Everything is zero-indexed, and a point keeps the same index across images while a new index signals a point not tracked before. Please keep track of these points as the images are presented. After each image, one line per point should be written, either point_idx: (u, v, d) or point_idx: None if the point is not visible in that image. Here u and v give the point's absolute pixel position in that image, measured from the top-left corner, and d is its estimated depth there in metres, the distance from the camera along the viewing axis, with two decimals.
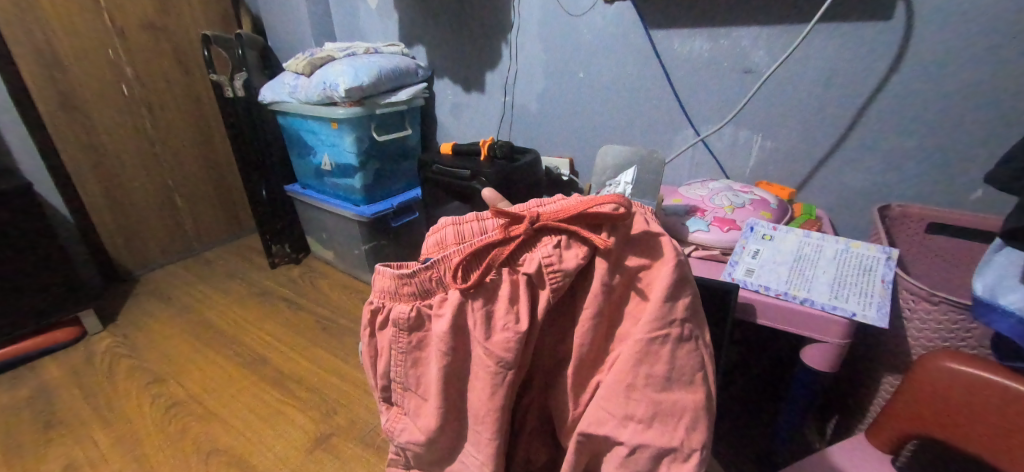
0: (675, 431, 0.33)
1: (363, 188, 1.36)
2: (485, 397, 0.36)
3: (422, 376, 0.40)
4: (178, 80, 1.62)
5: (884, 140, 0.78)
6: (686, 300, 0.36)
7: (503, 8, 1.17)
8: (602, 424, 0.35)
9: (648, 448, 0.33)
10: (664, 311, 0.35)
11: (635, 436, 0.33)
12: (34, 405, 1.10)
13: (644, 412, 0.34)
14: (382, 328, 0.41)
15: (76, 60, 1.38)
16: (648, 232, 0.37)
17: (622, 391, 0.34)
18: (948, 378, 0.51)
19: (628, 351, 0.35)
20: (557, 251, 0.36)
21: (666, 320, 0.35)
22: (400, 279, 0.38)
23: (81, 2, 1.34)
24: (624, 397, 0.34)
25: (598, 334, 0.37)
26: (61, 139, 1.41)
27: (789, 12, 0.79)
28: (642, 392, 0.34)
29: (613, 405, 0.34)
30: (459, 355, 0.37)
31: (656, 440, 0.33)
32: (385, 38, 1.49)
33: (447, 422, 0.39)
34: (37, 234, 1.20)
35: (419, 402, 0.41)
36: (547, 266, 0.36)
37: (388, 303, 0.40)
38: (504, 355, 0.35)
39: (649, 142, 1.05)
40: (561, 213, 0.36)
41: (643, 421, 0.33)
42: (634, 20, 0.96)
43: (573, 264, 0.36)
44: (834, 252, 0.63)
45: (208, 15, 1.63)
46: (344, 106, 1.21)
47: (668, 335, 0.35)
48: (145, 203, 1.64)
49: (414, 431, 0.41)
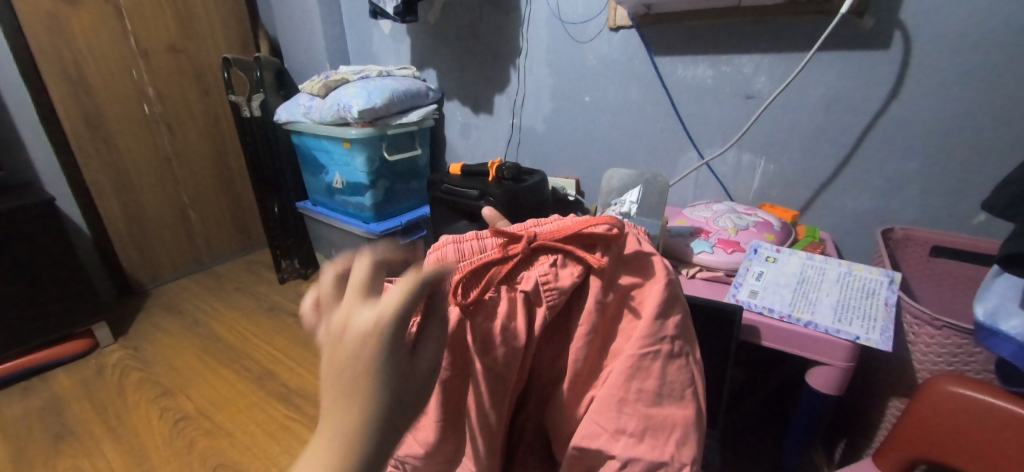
0: (666, 445, 0.34)
1: (373, 206, 1.39)
2: (483, 412, 0.35)
3: (420, 388, 0.37)
4: (198, 100, 1.68)
5: (884, 162, 0.80)
6: (676, 317, 0.39)
7: (512, 34, 1.22)
8: (595, 437, 0.34)
9: (640, 463, 0.33)
10: (655, 328, 0.37)
11: (626, 450, 0.33)
12: (44, 416, 1.11)
13: (635, 425, 0.34)
14: None
15: (101, 81, 1.45)
16: (640, 252, 0.41)
17: (614, 404, 0.35)
18: (949, 404, 0.51)
19: (620, 365, 0.36)
20: (553, 269, 0.37)
21: (658, 336, 0.37)
22: None
23: (110, 26, 1.42)
24: (616, 411, 0.35)
25: (593, 351, 0.37)
26: (82, 155, 1.46)
27: (788, 40, 0.82)
28: (633, 406, 0.35)
29: (605, 419, 0.35)
30: (457, 368, 0.36)
31: (648, 454, 0.33)
32: (398, 61, 1.54)
33: (447, 435, 0.36)
34: (57, 247, 1.24)
35: (416, 413, 0.37)
36: (544, 283, 0.36)
37: None
38: (500, 368, 0.35)
39: (653, 164, 1.07)
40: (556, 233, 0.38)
41: (635, 435, 0.34)
42: (639, 47, 1.00)
43: (569, 283, 0.37)
44: (837, 275, 0.63)
45: (229, 39, 1.70)
46: (358, 126, 1.25)
47: (659, 351, 0.36)
48: (160, 217, 1.68)
49: (412, 444, 0.37)
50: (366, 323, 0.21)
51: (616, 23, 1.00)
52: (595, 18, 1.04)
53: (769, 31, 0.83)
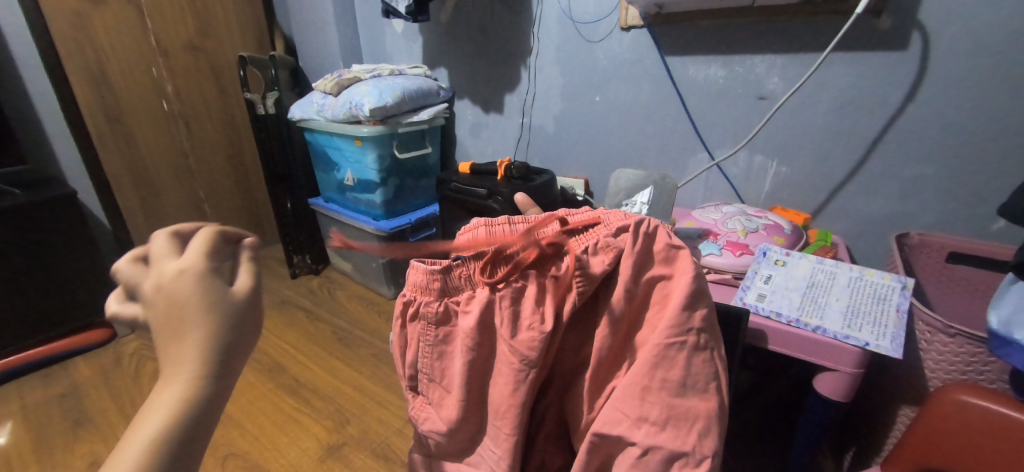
0: (688, 436, 0.34)
1: (383, 203, 1.40)
2: (506, 395, 0.37)
3: (446, 368, 0.41)
4: (215, 97, 1.71)
5: (901, 165, 0.78)
6: (703, 312, 0.37)
7: (522, 33, 1.22)
8: (617, 424, 0.35)
9: (659, 451, 0.34)
10: (682, 319, 0.35)
11: (648, 437, 0.34)
12: (64, 403, 1.15)
13: (658, 414, 0.35)
14: (411, 320, 0.41)
15: (122, 78, 1.49)
16: (671, 245, 0.38)
17: (638, 392, 0.35)
18: (964, 413, 0.50)
19: (645, 354, 0.36)
20: (584, 256, 0.37)
21: (685, 327, 0.36)
22: (431, 274, 0.39)
23: (131, 25, 1.46)
24: (639, 399, 0.35)
25: (619, 340, 0.38)
26: (104, 150, 1.50)
27: (802, 40, 0.81)
28: (657, 395, 0.35)
29: (628, 407, 0.35)
30: (482, 351, 0.39)
31: (669, 442, 0.34)
32: (409, 60, 1.55)
33: (469, 413, 0.40)
34: (78, 239, 1.28)
35: (443, 394, 0.41)
36: (574, 269, 0.37)
37: (418, 297, 0.41)
38: (527, 354, 0.36)
39: (664, 165, 1.06)
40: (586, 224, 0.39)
41: (657, 423, 0.34)
42: (650, 47, 0.99)
43: (599, 269, 0.37)
44: (848, 280, 0.63)
45: (245, 38, 1.74)
46: (369, 124, 1.27)
47: (685, 342, 0.36)
48: (177, 211, 1.72)
49: (437, 419, 0.41)
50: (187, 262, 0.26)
51: (627, 23, 0.99)
52: (605, 18, 1.04)
53: (782, 31, 0.82)
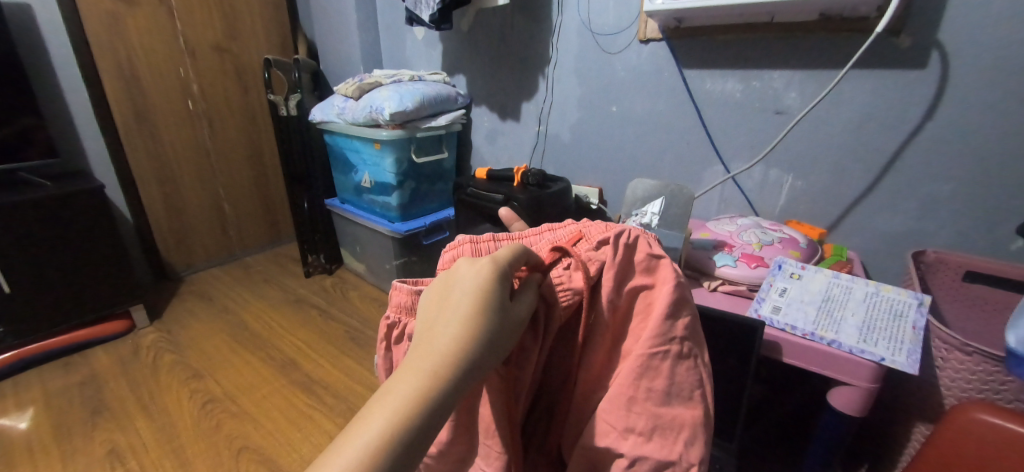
0: (675, 445, 0.33)
1: (398, 206, 1.43)
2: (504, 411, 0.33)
3: None
4: (237, 98, 1.76)
5: (917, 182, 0.79)
6: (686, 320, 0.36)
7: (542, 43, 1.24)
8: (603, 436, 0.33)
9: (647, 462, 0.32)
10: (665, 328, 0.35)
11: (635, 448, 0.32)
12: (84, 391, 1.18)
13: (645, 425, 0.33)
14: (398, 344, 0.35)
15: (151, 77, 1.54)
16: (652, 256, 0.38)
17: (623, 403, 0.33)
18: (978, 432, 0.50)
19: (629, 366, 0.34)
20: (567, 271, 0.36)
21: (667, 337, 0.35)
22: (417, 295, 0.34)
23: (162, 27, 1.51)
24: (626, 409, 0.33)
25: (601, 352, 0.37)
26: (130, 147, 1.55)
27: (821, 57, 0.82)
28: (643, 405, 0.33)
29: (614, 417, 0.33)
30: None
31: (656, 452, 0.32)
32: (429, 66, 1.58)
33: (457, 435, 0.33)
34: (104, 232, 1.32)
35: None
36: (558, 285, 0.35)
37: (405, 319, 0.35)
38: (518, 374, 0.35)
39: (680, 176, 1.07)
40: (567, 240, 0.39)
41: (643, 434, 0.33)
42: (668, 59, 1.01)
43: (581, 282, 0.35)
44: (864, 295, 0.63)
45: (270, 41, 1.79)
46: (388, 128, 1.30)
47: (668, 351, 0.35)
48: (196, 208, 1.76)
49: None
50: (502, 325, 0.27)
51: (646, 36, 1.01)
52: (624, 30, 1.06)
53: (800, 48, 0.84)
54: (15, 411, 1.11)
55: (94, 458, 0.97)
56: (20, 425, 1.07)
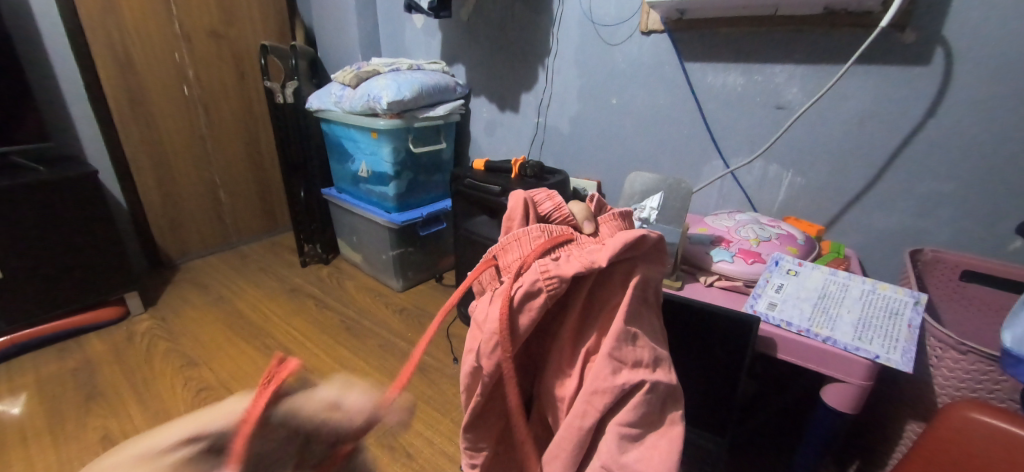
0: (670, 373, 0.35)
1: (395, 196, 1.42)
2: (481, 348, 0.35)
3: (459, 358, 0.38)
4: (234, 85, 1.74)
5: (917, 180, 0.78)
6: (661, 272, 0.39)
7: (542, 33, 1.23)
8: (619, 372, 0.32)
9: (659, 387, 0.33)
10: (649, 277, 0.37)
11: (648, 375, 0.32)
12: (77, 377, 1.18)
13: (648, 357, 0.34)
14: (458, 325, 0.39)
15: (145, 61, 1.51)
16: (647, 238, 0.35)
17: (628, 338, 0.33)
18: (972, 430, 0.49)
19: (625, 303, 0.33)
20: (554, 260, 0.34)
21: (649, 284, 0.37)
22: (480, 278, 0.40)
23: (157, 10, 1.48)
24: (631, 343, 0.33)
25: (582, 298, 0.35)
26: (125, 132, 1.54)
27: (824, 52, 0.81)
28: (644, 339, 0.34)
29: (625, 352, 0.33)
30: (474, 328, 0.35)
31: (664, 378, 0.33)
32: (428, 54, 1.56)
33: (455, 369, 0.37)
34: (97, 219, 1.31)
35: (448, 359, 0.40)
36: (544, 272, 0.33)
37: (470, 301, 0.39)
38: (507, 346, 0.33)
39: (679, 171, 1.06)
40: (556, 240, 0.36)
41: (649, 365, 0.33)
42: (669, 52, 0.99)
43: (573, 268, 0.32)
44: (860, 292, 0.62)
45: (267, 26, 1.76)
46: (386, 117, 1.28)
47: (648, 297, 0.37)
48: (193, 195, 1.75)
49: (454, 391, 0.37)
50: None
51: (648, 27, 1.00)
52: (626, 21, 1.04)
53: (804, 42, 0.82)
54: (8, 396, 1.11)
55: (88, 443, 0.96)
56: (13, 410, 1.06)
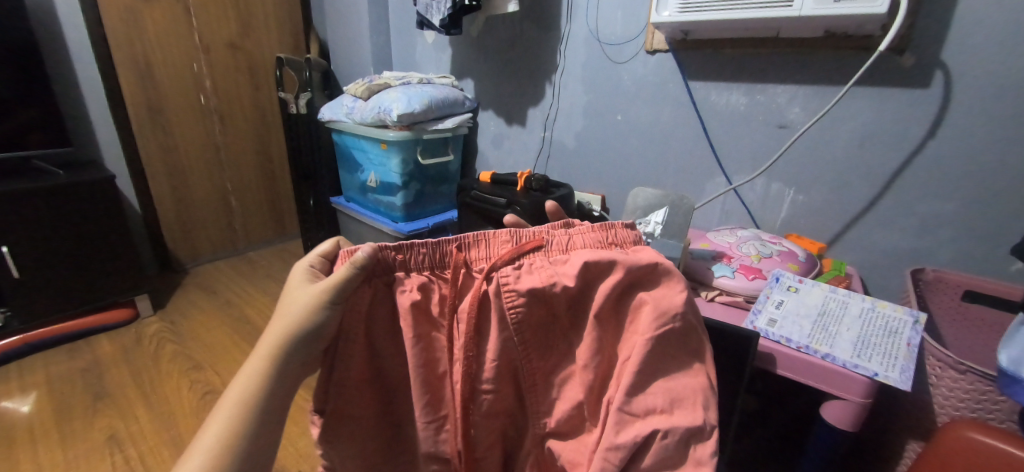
0: (696, 411, 0.35)
1: (403, 206, 1.44)
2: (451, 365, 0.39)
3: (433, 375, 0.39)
4: (249, 96, 1.79)
5: (916, 201, 0.79)
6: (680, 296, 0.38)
7: (550, 51, 1.26)
8: (629, 424, 0.35)
9: (677, 432, 0.34)
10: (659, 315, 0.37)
11: (662, 422, 0.34)
12: (86, 377, 1.19)
13: (664, 402, 0.35)
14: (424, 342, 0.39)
15: (165, 71, 1.57)
16: (648, 266, 0.38)
17: (640, 387, 0.36)
18: (971, 450, 0.50)
19: (637, 350, 0.36)
20: (515, 273, 0.39)
21: (667, 315, 0.37)
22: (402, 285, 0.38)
23: (178, 23, 1.54)
24: (643, 391, 0.36)
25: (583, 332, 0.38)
26: (143, 139, 1.58)
27: (824, 73, 0.83)
28: (656, 385, 0.36)
29: (637, 401, 0.35)
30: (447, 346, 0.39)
31: (684, 421, 0.35)
32: (438, 69, 1.60)
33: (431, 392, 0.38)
34: (112, 223, 1.35)
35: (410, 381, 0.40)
36: (504, 285, 0.38)
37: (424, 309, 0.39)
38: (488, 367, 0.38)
39: (683, 186, 1.07)
40: (525, 246, 0.40)
41: (665, 409, 0.35)
42: (674, 71, 1.02)
43: (530, 283, 0.38)
44: (859, 311, 0.63)
45: (282, 39, 1.82)
46: (395, 129, 1.31)
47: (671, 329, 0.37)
48: (205, 202, 1.79)
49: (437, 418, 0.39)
50: (219, 424, 0.35)
51: (652, 46, 1.02)
52: (632, 40, 1.07)
53: (804, 64, 0.84)
54: (19, 394, 1.13)
55: (94, 443, 0.98)
56: (22, 408, 1.08)
